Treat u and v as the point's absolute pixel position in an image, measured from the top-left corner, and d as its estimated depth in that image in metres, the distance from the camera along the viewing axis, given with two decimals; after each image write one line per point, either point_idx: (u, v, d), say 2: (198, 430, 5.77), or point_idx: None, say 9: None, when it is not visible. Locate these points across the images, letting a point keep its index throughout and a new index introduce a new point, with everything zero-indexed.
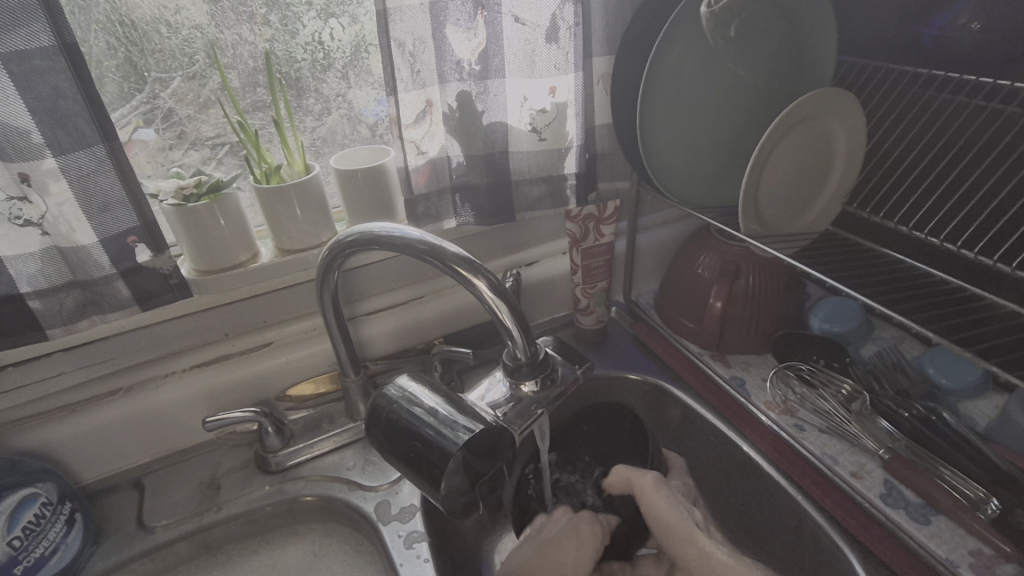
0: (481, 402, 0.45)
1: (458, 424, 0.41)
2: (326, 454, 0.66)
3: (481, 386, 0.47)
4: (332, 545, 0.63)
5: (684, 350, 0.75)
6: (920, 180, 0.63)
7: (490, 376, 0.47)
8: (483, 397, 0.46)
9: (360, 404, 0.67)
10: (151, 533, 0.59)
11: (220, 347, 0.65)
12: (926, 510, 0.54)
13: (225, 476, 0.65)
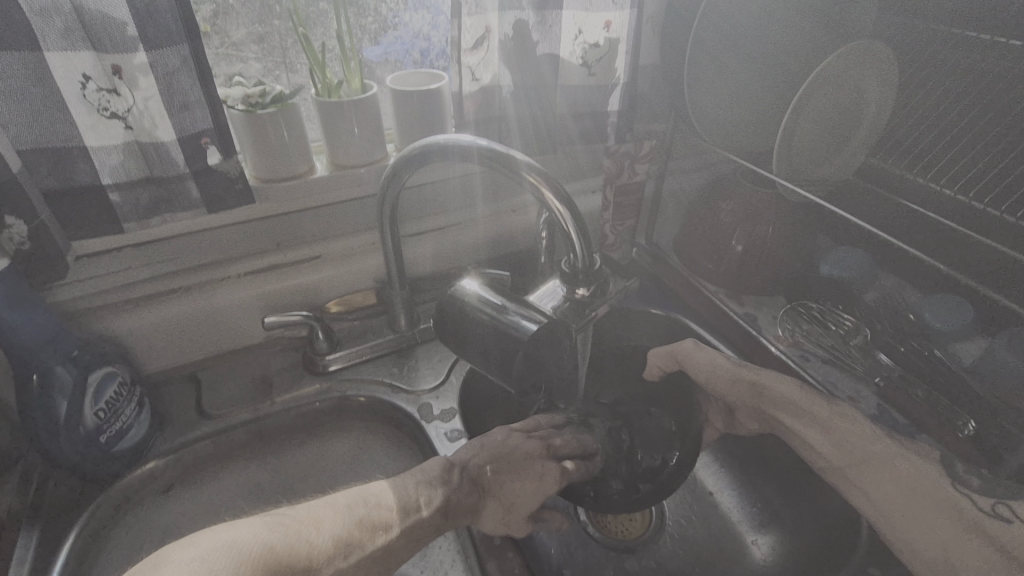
0: (540, 304, 0.50)
1: (522, 318, 0.47)
2: (369, 361, 0.72)
3: (540, 293, 0.52)
4: (374, 443, 0.69)
5: (701, 290, 0.79)
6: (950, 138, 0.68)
7: (547, 285, 0.52)
8: (543, 300, 0.51)
9: (401, 318, 0.72)
10: (211, 420, 0.65)
11: (272, 257, 0.69)
12: (912, 428, 0.61)
13: (276, 375, 0.70)
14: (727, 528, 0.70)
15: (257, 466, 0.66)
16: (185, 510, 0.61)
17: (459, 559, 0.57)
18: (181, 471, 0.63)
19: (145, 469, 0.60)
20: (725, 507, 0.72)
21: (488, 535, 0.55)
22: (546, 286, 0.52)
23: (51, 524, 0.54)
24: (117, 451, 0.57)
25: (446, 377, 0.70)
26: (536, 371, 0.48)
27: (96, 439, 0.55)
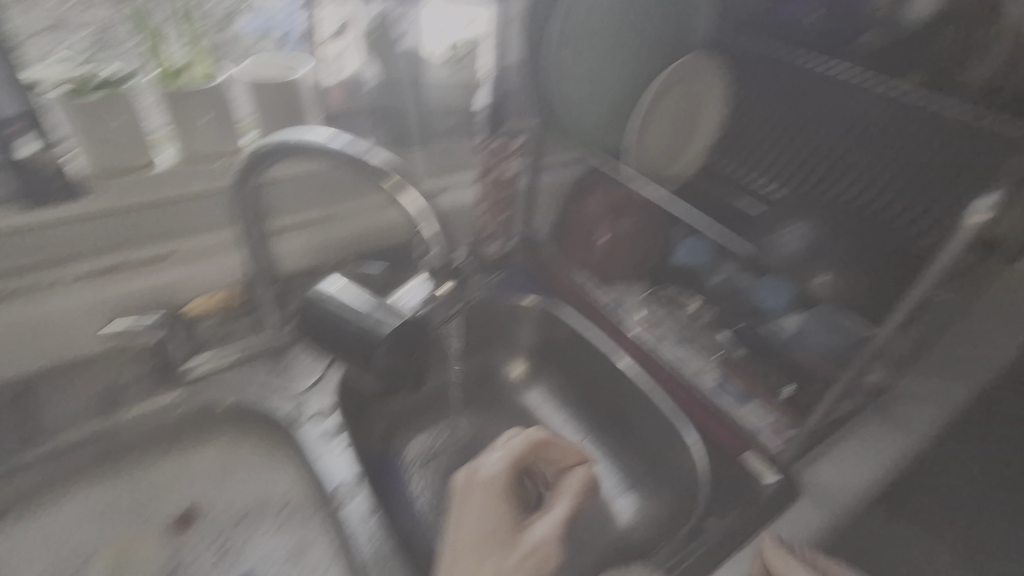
0: (401, 301, 0.50)
1: (381, 317, 0.49)
2: (233, 366, 0.68)
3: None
4: (245, 448, 0.66)
5: (570, 277, 0.85)
6: (794, 146, 0.77)
7: (410, 280, 0.51)
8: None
9: (272, 315, 0.70)
10: (47, 441, 0.59)
11: (119, 254, 0.64)
12: (745, 398, 0.70)
13: (128, 386, 0.64)
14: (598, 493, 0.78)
15: (108, 485, 0.61)
16: (23, 539, 0.56)
17: (338, 556, 0.58)
18: (13, 499, 0.57)
19: None
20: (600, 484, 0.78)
21: (368, 527, 0.56)
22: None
23: None
24: None
25: (322, 375, 0.69)
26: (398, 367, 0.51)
27: None
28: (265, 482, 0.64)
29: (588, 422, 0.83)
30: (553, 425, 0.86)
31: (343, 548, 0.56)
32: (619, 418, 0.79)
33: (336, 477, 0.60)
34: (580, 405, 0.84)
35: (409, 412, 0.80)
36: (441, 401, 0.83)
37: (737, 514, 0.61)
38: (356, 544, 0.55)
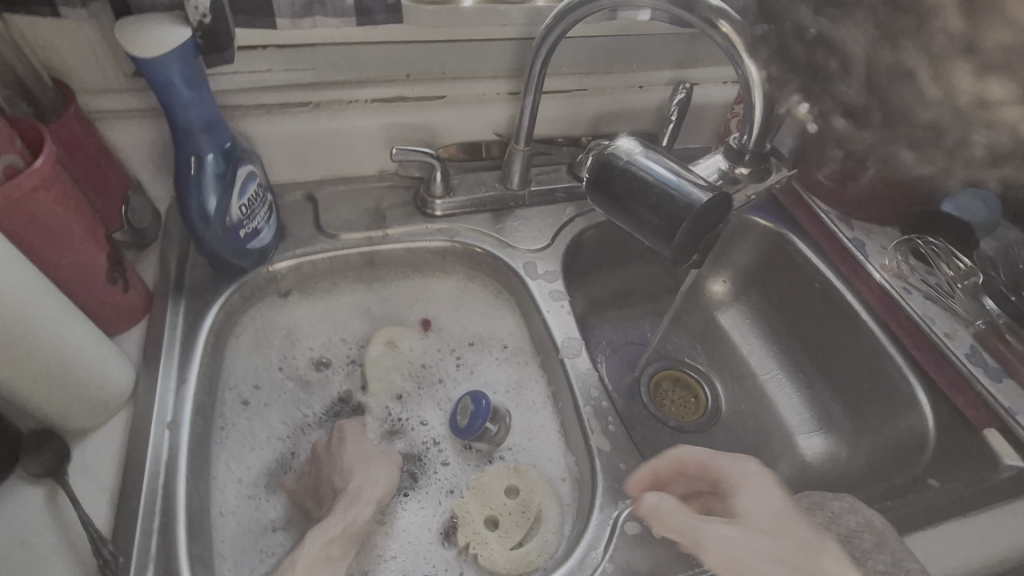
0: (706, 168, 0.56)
1: (690, 188, 0.47)
2: (476, 214, 0.73)
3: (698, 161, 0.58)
4: (473, 289, 0.72)
5: (811, 204, 0.78)
6: None
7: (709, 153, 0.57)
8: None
9: (516, 174, 0.72)
10: (328, 238, 0.68)
11: (400, 87, 0.67)
12: (1000, 373, 0.63)
13: (389, 209, 0.72)
14: (781, 426, 0.76)
15: (366, 289, 0.70)
16: (306, 313, 0.67)
17: (549, 403, 0.63)
18: (300, 279, 0.67)
19: (270, 269, 0.65)
20: (785, 416, 0.76)
21: (587, 384, 0.60)
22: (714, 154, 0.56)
23: (194, 300, 0.61)
24: (251, 249, 0.62)
25: (552, 241, 0.72)
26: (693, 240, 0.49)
27: (238, 229, 0.59)
28: (489, 322, 0.70)
29: (787, 357, 0.80)
30: (743, 349, 0.83)
31: (563, 397, 0.61)
32: (829, 359, 0.75)
33: (562, 334, 0.64)
34: (782, 335, 0.81)
35: (609, 301, 0.81)
36: (639, 297, 0.83)
37: (966, 483, 0.57)
38: (579, 396, 0.59)
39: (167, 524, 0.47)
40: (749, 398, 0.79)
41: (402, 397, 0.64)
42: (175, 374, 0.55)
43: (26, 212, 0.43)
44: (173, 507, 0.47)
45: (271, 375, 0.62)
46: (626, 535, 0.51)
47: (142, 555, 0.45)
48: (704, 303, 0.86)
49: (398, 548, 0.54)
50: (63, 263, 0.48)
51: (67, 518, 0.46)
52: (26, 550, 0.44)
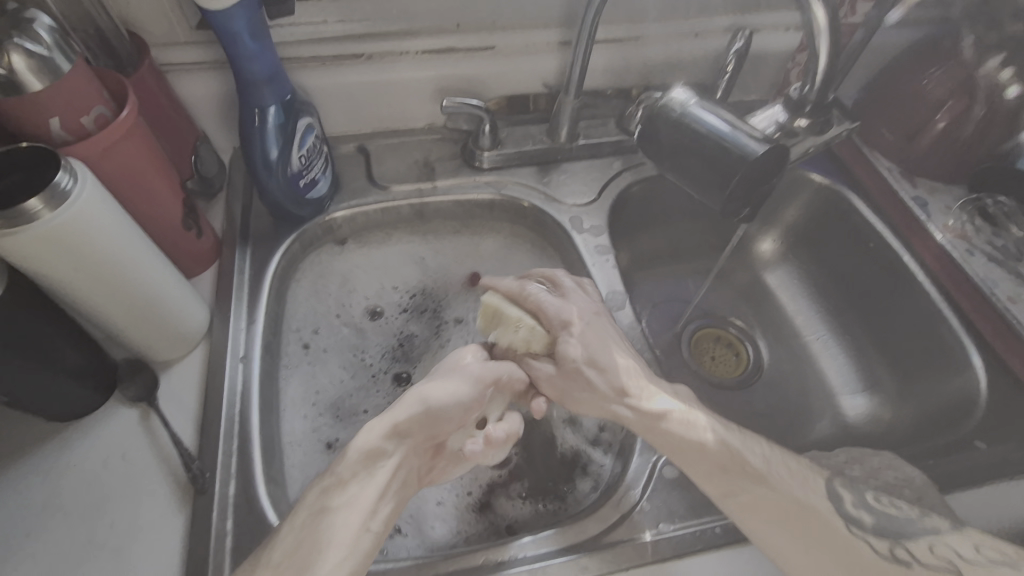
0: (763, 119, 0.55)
1: (746, 138, 0.46)
2: (523, 167, 0.74)
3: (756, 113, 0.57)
4: (519, 242, 0.73)
5: (871, 161, 0.75)
6: None
7: (766, 107, 0.56)
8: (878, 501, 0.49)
9: (564, 127, 0.72)
10: (381, 190, 0.70)
11: (449, 38, 0.67)
12: None
13: (438, 162, 0.73)
14: (824, 388, 0.75)
15: (419, 241, 0.73)
16: (362, 262, 0.70)
17: None
18: (355, 229, 0.71)
19: (326, 219, 0.68)
20: (829, 377, 0.76)
21: (630, 333, 0.62)
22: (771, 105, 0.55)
23: (259, 248, 0.64)
24: (309, 199, 0.65)
25: (598, 195, 0.72)
26: (742, 193, 0.49)
27: (298, 180, 0.62)
28: (534, 276, 0.71)
29: (834, 318, 0.78)
30: (789, 310, 0.82)
31: None
32: (879, 322, 0.73)
33: (607, 287, 0.65)
34: (832, 296, 0.79)
35: (654, 258, 0.81)
36: (683, 254, 0.83)
37: (1014, 447, 0.57)
38: None
39: (245, 447, 0.52)
40: (792, 359, 0.79)
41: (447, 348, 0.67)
42: (245, 314, 0.59)
43: (114, 160, 0.47)
44: (250, 433, 0.52)
45: (329, 318, 0.66)
46: (665, 478, 0.53)
47: (226, 472, 0.50)
48: (751, 261, 0.85)
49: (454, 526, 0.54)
50: (146, 209, 0.51)
51: (160, 438, 0.52)
52: (127, 463, 0.50)
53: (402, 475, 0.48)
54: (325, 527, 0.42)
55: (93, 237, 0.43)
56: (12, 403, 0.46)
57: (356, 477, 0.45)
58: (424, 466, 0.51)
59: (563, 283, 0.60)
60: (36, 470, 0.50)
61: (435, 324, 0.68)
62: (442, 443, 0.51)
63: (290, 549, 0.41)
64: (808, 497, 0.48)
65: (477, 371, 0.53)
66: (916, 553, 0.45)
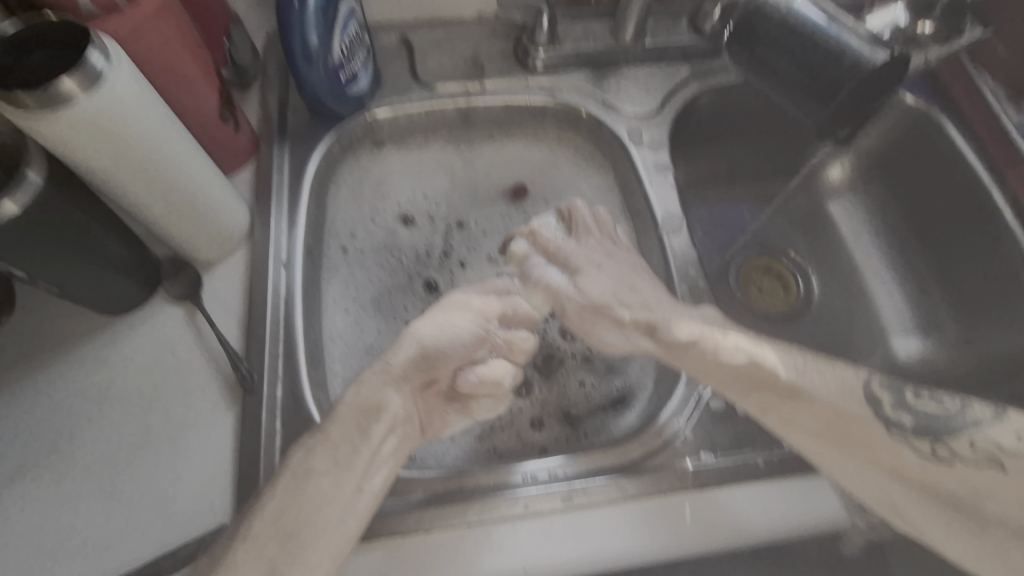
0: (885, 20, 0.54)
1: (870, 46, 0.48)
2: (580, 70, 0.67)
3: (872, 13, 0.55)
4: (570, 153, 0.68)
5: (976, 80, 0.66)
6: None
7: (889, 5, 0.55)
8: (919, 398, 0.45)
9: (630, 25, 0.64)
10: (425, 88, 0.65)
11: None
12: None
13: (487, 59, 0.66)
14: (878, 324, 0.71)
15: (457, 145, 0.68)
16: (387, 161, 0.66)
17: None
18: (395, 131, 0.66)
19: (366, 118, 0.63)
20: (885, 313, 0.72)
21: (685, 259, 0.59)
22: (892, 8, 0.53)
23: (297, 146, 0.61)
24: (350, 95, 0.60)
25: (661, 105, 0.65)
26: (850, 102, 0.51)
27: (338, 73, 0.57)
28: (584, 192, 0.67)
29: (900, 254, 0.73)
30: (850, 243, 0.76)
31: (658, 273, 0.60)
32: (951, 261, 0.68)
33: (663, 210, 0.61)
34: (903, 229, 0.73)
35: (712, 179, 0.76)
36: (744, 177, 0.77)
37: None
38: (676, 275, 0.58)
39: (290, 352, 0.51)
40: (848, 292, 0.74)
41: (465, 261, 0.63)
42: (285, 216, 0.57)
43: (147, 42, 0.43)
44: (294, 337, 0.52)
45: (369, 224, 0.64)
46: (711, 410, 0.52)
47: (273, 374, 0.50)
48: (816, 187, 0.78)
49: (484, 428, 0.55)
50: (182, 99, 0.48)
51: (206, 337, 0.52)
52: (176, 359, 0.51)
53: (402, 427, 0.46)
54: (358, 458, 0.43)
55: (130, 126, 0.40)
56: (62, 291, 0.46)
57: (348, 437, 0.43)
58: (426, 411, 0.48)
59: (581, 221, 0.57)
60: (91, 358, 0.51)
61: (454, 240, 0.65)
62: (444, 385, 0.49)
63: (327, 444, 0.43)
64: (844, 402, 0.45)
65: (479, 305, 0.51)
66: (956, 448, 0.41)
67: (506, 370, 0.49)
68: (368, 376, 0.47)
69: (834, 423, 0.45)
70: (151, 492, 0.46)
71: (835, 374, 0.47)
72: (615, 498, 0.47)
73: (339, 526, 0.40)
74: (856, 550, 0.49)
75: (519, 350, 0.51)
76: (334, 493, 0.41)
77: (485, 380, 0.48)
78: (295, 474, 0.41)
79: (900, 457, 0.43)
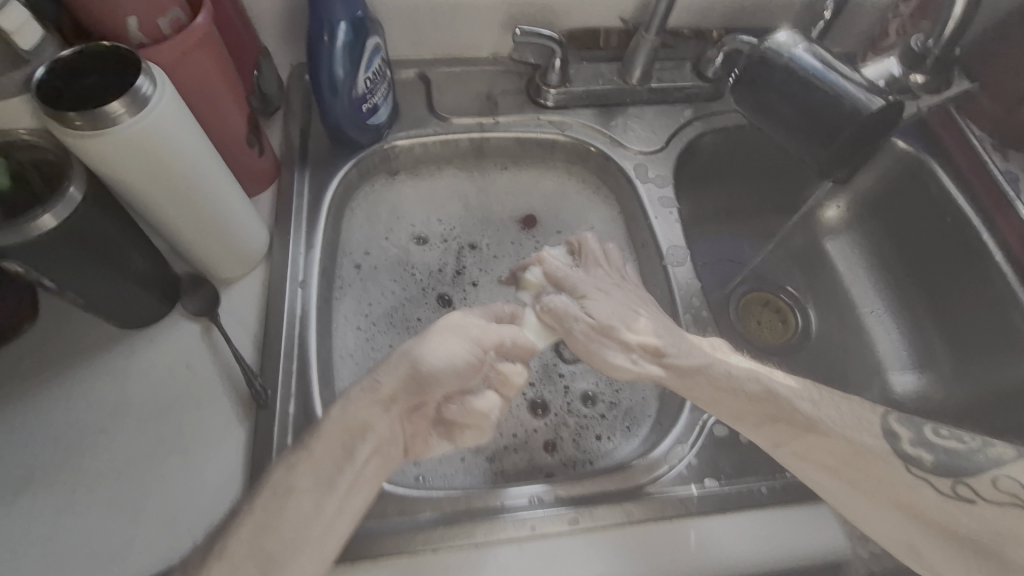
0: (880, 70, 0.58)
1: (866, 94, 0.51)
2: (588, 108, 0.70)
3: (868, 64, 0.60)
4: (577, 186, 0.71)
5: (964, 129, 0.69)
6: None
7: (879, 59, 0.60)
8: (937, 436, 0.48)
9: (637, 68, 0.68)
10: (441, 121, 0.68)
11: None
12: None
13: (501, 96, 0.70)
14: (874, 357, 0.73)
15: (469, 176, 0.71)
16: (403, 189, 0.69)
17: None
18: (411, 160, 0.69)
19: (384, 148, 0.66)
20: (880, 348, 0.74)
21: (690, 289, 0.61)
22: (886, 60, 0.58)
23: (317, 171, 0.63)
24: (371, 125, 0.63)
25: (666, 143, 0.69)
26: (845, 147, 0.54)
27: (362, 104, 0.60)
28: (592, 222, 0.70)
29: (896, 292, 0.75)
30: (847, 280, 0.78)
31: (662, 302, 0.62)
32: (941, 298, 0.70)
33: (668, 242, 0.63)
34: (896, 268, 0.75)
35: (714, 214, 0.78)
36: (744, 214, 0.80)
37: None
38: (680, 305, 0.60)
39: (303, 369, 0.52)
40: (844, 328, 0.76)
41: (477, 282, 0.66)
42: (303, 237, 0.59)
43: (189, 69, 0.46)
44: (307, 355, 0.53)
45: (382, 248, 0.66)
46: (714, 436, 0.52)
47: (286, 390, 0.51)
48: (814, 225, 0.81)
49: (492, 449, 0.56)
50: (216, 124, 0.50)
51: (221, 351, 0.53)
52: (190, 372, 0.52)
53: (385, 448, 0.45)
54: (352, 474, 0.43)
55: (169, 148, 0.43)
56: (86, 302, 0.47)
57: (333, 458, 0.43)
58: (410, 434, 0.47)
59: (591, 252, 0.58)
60: (108, 370, 0.52)
61: (466, 259, 0.67)
62: (430, 410, 0.47)
63: (310, 462, 0.42)
64: (849, 445, 0.47)
65: (476, 332, 0.47)
66: (962, 492, 0.44)
67: (495, 402, 0.47)
68: (357, 393, 0.45)
69: (852, 462, 0.47)
70: (160, 505, 0.46)
71: (839, 417, 0.48)
72: (621, 522, 0.47)
73: (319, 544, 0.41)
74: None
75: (511, 385, 0.48)
76: (310, 514, 0.41)
77: (474, 411, 0.46)
78: (276, 491, 0.41)
79: (899, 483, 0.46)
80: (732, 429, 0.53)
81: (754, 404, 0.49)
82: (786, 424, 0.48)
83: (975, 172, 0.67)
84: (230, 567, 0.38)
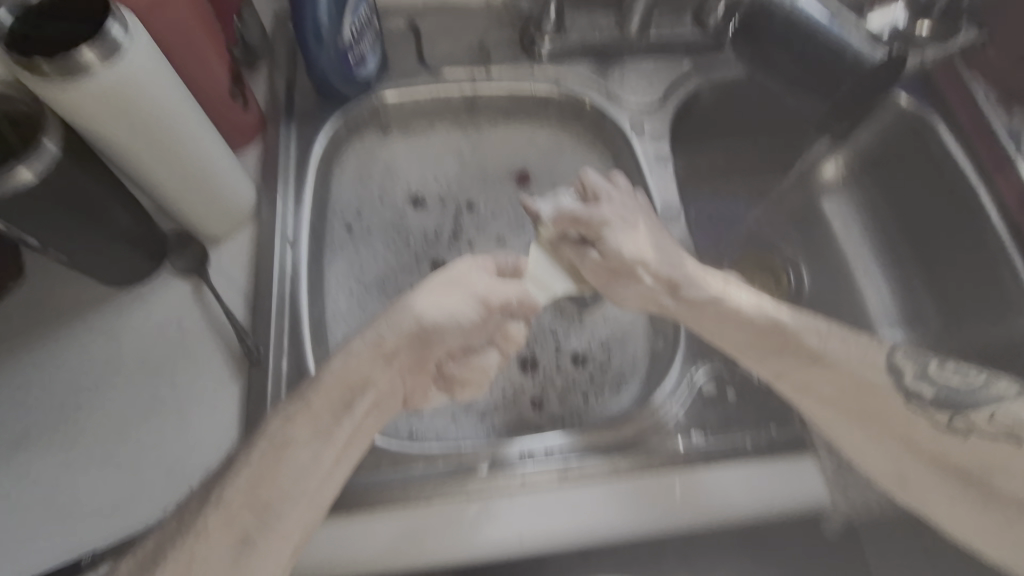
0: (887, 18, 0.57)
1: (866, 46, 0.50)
2: (583, 61, 0.68)
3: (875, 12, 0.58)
4: (570, 141, 0.69)
5: (969, 83, 0.67)
6: None
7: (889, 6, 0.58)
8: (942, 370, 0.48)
9: (636, 16, 0.66)
10: (431, 74, 0.66)
11: None
12: None
13: (494, 46, 0.67)
14: (864, 315, 0.73)
15: (460, 133, 0.68)
16: (393, 145, 0.67)
17: None
18: (400, 115, 0.67)
19: (372, 102, 0.64)
20: (871, 306, 0.74)
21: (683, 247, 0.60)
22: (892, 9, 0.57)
23: (304, 126, 0.62)
24: (358, 78, 0.61)
25: (663, 98, 0.67)
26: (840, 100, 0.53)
27: (348, 55, 0.58)
28: None
29: (890, 251, 0.75)
30: (843, 240, 0.78)
31: None
32: (936, 259, 0.70)
33: (662, 200, 0.62)
34: (892, 228, 0.75)
35: (710, 173, 0.77)
36: (741, 172, 0.79)
37: None
38: None
39: (295, 327, 0.52)
40: (837, 287, 0.76)
41: (471, 242, 0.65)
42: (291, 194, 0.58)
43: (164, 13, 0.44)
44: (299, 312, 0.53)
45: (372, 206, 0.65)
46: (702, 393, 0.53)
47: (278, 347, 0.51)
48: (811, 183, 0.80)
49: (485, 405, 0.57)
50: (197, 77, 0.49)
51: (212, 309, 0.53)
52: (181, 330, 0.52)
53: (384, 402, 0.46)
54: (347, 428, 0.43)
55: (146, 102, 0.41)
56: (69, 260, 0.46)
57: (331, 409, 0.43)
58: (411, 385, 0.47)
59: (593, 188, 0.54)
60: (99, 328, 0.52)
61: (460, 221, 0.66)
62: (433, 363, 0.48)
63: (307, 415, 0.43)
64: (833, 397, 0.48)
65: (481, 290, 0.48)
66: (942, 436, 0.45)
67: (494, 359, 0.49)
68: (354, 348, 0.45)
69: (852, 393, 0.48)
70: (157, 459, 0.47)
71: (827, 371, 0.48)
72: (607, 476, 0.48)
73: (318, 496, 0.41)
74: (837, 530, 0.51)
75: (514, 341, 0.49)
76: (307, 466, 0.41)
77: (474, 367, 0.48)
78: (273, 444, 0.42)
79: (897, 421, 0.47)
80: (720, 386, 0.53)
81: (742, 359, 0.50)
82: (774, 363, 0.49)
83: (979, 131, 0.65)
84: (230, 514, 0.39)
